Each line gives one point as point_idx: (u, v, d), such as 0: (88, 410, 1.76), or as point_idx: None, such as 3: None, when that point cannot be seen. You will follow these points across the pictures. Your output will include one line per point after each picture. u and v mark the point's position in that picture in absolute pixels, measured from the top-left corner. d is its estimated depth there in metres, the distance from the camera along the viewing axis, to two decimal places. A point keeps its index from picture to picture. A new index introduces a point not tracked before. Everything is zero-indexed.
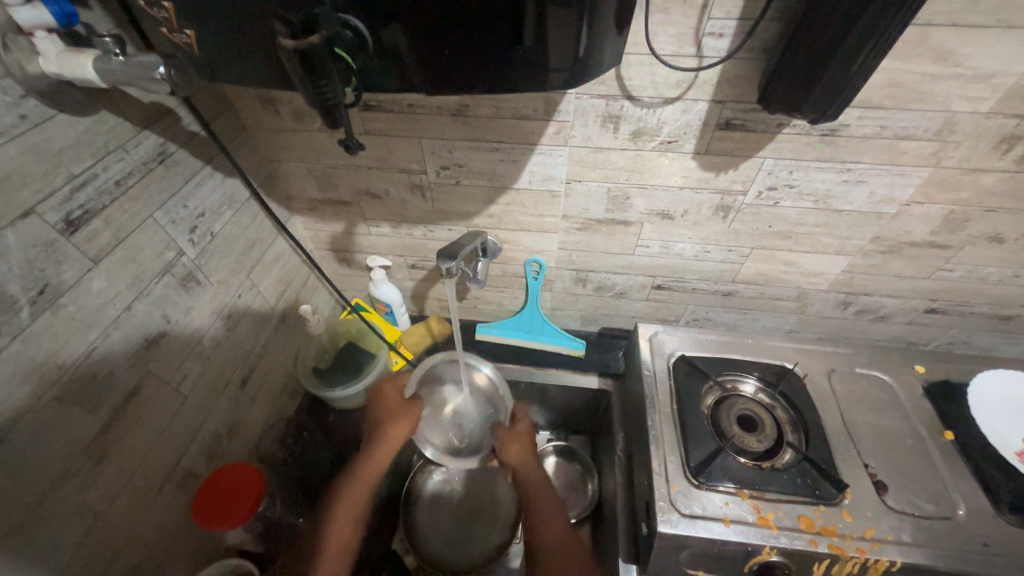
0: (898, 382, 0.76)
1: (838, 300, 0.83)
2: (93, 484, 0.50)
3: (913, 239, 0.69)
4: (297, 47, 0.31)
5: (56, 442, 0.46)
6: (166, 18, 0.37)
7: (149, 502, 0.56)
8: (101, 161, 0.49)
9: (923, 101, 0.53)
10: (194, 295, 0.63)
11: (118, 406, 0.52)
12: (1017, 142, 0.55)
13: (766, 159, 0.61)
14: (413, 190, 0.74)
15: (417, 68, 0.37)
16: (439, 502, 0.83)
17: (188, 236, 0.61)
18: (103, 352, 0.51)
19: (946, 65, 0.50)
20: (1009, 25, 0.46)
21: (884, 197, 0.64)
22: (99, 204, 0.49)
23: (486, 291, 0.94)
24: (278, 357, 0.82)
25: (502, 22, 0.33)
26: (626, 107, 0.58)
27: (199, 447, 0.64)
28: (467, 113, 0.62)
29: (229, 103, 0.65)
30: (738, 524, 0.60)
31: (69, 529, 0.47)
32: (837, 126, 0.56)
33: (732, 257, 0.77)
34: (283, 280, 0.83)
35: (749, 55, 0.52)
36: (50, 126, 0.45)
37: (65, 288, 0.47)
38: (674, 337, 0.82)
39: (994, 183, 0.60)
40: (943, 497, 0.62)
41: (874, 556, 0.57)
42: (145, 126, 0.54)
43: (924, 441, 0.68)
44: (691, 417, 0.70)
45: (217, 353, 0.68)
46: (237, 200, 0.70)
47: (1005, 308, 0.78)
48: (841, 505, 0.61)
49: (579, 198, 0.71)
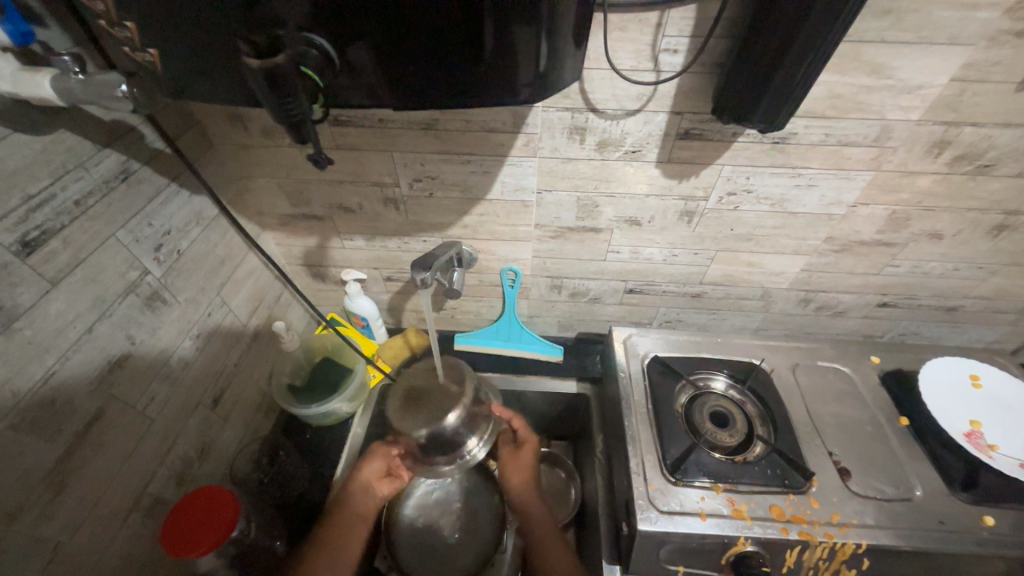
0: (857, 372, 0.80)
1: (799, 297, 0.87)
2: (51, 517, 0.47)
3: (862, 238, 0.74)
4: (261, 66, 0.32)
5: (11, 473, 0.44)
6: (128, 37, 0.37)
7: (113, 533, 0.54)
8: (60, 180, 0.48)
9: (861, 111, 0.57)
10: (160, 314, 0.61)
11: (79, 433, 0.50)
12: (946, 147, 0.60)
13: (724, 166, 0.65)
14: (386, 203, 0.75)
15: (384, 84, 0.38)
16: (423, 518, 0.82)
17: (153, 254, 0.60)
18: (63, 377, 0.49)
19: (880, 78, 0.54)
20: (930, 42, 0.51)
21: (833, 199, 0.68)
22: (57, 224, 0.48)
23: (463, 301, 0.95)
24: (251, 375, 0.80)
25: (462, 41, 0.35)
26: (591, 119, 0.61)
27: (167, 472, 0.62)
28: (437, 127, 0.63)
29: (196, 119, 0.65)
30: (714, 517, 0.62)
31: (27, 564, 0.45)
32: (787, 134, 0.60)
33: (698, 260, 0.81)
34: (255, 296, 0.81)
35: (702, 69, 0.55)
36: (4, 146, 0.43)
37: (20, 312, 0.45)
38: (647, 339, 0.84)
39: (930, 184, 0.65)
40: (901, 479, 0.66)
41: (841, 540, 0.60)
42: (106, 144, 0.53)
43: (882, 427, 0.72)
44: (665, 415, 0.72)
45: (186, 374, 0.66)
46: (205, 217, 0.68)
47: (948, 300, 0.84)
48: (809, 492, 0.64)
49: (550, 207, 0.73)
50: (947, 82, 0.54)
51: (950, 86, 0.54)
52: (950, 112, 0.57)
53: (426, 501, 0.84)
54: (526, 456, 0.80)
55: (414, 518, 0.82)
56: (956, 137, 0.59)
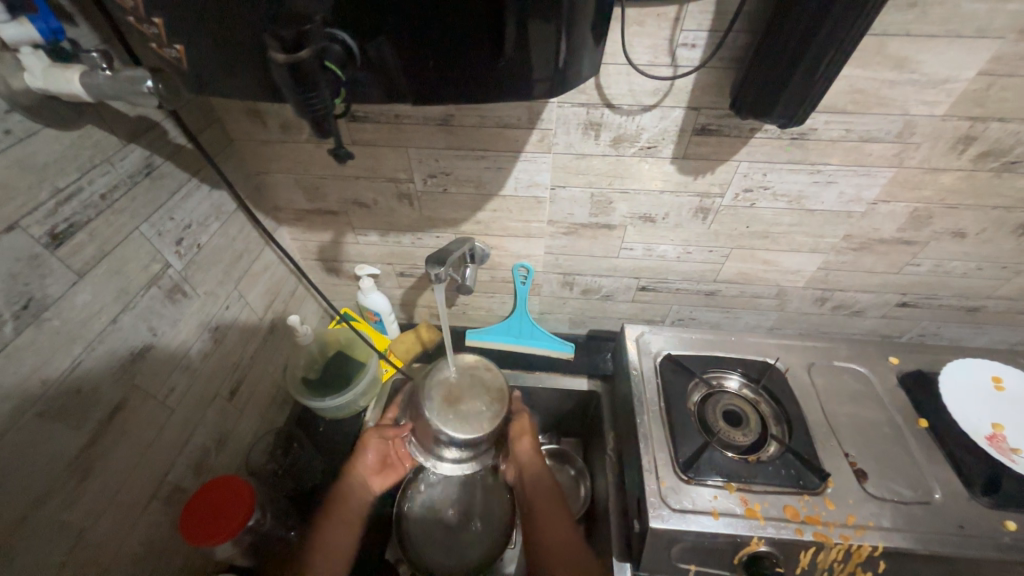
0: (874, 373, 0.79)
1: (815, 296, 0.86)
2: (77, 501, 0.49)
3: (881, 236, 0.72)
4: (287, 61, 0.32)
5: (39, 458, 0.45)
6: (156, 33, 0.38)
7: (135, 519, 0.56)
8: (87, 174, 0.49)
9: (884, 106, 0.56)
10: (180, 307, 0.62)
11: (104, 421, 0.52)
12: (972, 143, 0.59)
13: (741, 162, 0.64)
14: (400, 199, 0.75)
15: (403, 80, 0.38)
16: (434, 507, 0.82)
17: (174, 248, 0.61)
18: (88, 366, 0.50)
19: (904, 72, 0.53)
20: (956, 35, 0.50)
21: (853, 196, 0.67)
22: (84, 217, 0.49)
23: (475, 297, 0.95)
24: (267, 368, 0.82)
25: (481, 36, 0.35)
26: (607, 114, 0.61)
27: (187, 461, 0.64)
28: (452, 123, 0.63)
29: (216, 115, 0.66)
30: (727, 517, 0.61)
31: (53, 547, 0.46)
32: (806, 130, 0.59)
33: (713, 258, 0.80)
34: (271, 290, 0.82)
35: (721, 64, 0.55)
36: (35, 141, 0.45)
37: (50, 302, 0.46)
38: (660, 337, 0.84)
39: (954, 181, 0.63)
40: (920, 482, 0.65)
41: (857, 542, 0.59)
42: (130, 139, 0.54)
43: (900, 429, 0.71)
44: (679, 414, 0.72)
45: (204, 366, 0.67)
46: (224, 212, 0.70)
47: (970, 300, 0.82)
48: (825, 493, 0.63)
49: (564, 203, 0.73)
50: (974, 76, 0.53)
51: (977, 81, 0.53)
52: (976, 107, 0.55)
53: (436, 488, 0.83)
54: (525, 437, 0.79)
55: (424, 506, 0.82)
56: (982, 133, 0.58)
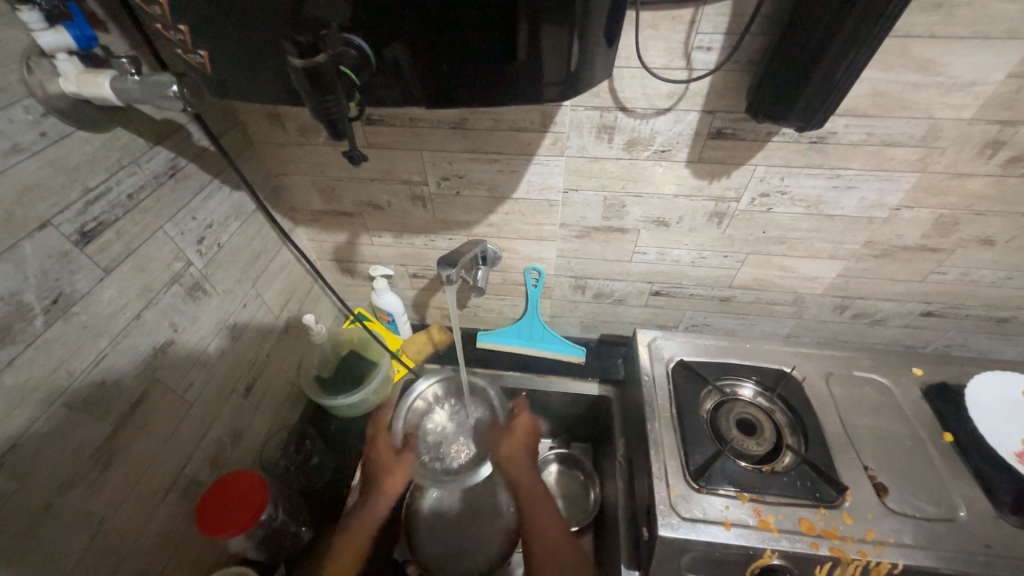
0: (896, 384, 0.76)
1: (834, 304, 0.84)
2: (99, 490, 0.51)
3: (905, 243, 0.70)
4: (305, 65, 0.33)
5: (66, 447, 0.47)
6: (181, 40, 0.39)
7: (154, 509, 0.57)
8: (115, 175, 0.51)
9: (908, 109, 0.55)
10: (200, 304, 0.64)
11: (126, 413, 0.54)
12: (1001, 147, 0.57)
13: (758, 166, 0.63)
14: (414, 201, 0.76)
15: (417, 85, 0.38)
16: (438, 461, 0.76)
17: (195, 247, 0.63)
18: (113, 360, 0.52)
19: (928, 75, 0.52)
20: (984, 36, 0.48)
21: (874, 202, 0.65)
22: (112, 216, 0.51)
23: (486, 299, 0.96)
24: (281, 365, 0.83)
25: (496, 43, 0.35)
26: (620, 118, 0.60)
27: (203, 454, 0.65)
28: (466, 126, 0.64)
29: (237, 119, 0.68)
30: (739, 527, 0.60)
31: (76, 534, 0.48)
32: (825, 134, 0.58)
33: (727, 263, 0.79)
34: (287, 290, 0.84)
35: (737, 67, 0.54)
36: (67, 143, 0.47)
37: (78, 297, 0.48)
38: (673, 343, 0.83)
39: (981, 187, 0.61)
40: (943, 498, 0.63)
41: (875, 559, 0.57)
42: (156, 142, 0.56)
43: (923, 442, 0.69)
44: (691, 420, 0.71)
45: (222, 362, 0.69)
46: (244, 212, 0.71)
47: (1000, 310, 0.79)
48: (842, 508, 0.62)
49: (576, 207, 0.73)
50: (1004, 79, 0.51)
51: (1006, 83, 0.51)
52: (1005, 110, 0.53)
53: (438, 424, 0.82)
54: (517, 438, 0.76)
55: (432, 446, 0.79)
56: (1012, 137, 0.56)
